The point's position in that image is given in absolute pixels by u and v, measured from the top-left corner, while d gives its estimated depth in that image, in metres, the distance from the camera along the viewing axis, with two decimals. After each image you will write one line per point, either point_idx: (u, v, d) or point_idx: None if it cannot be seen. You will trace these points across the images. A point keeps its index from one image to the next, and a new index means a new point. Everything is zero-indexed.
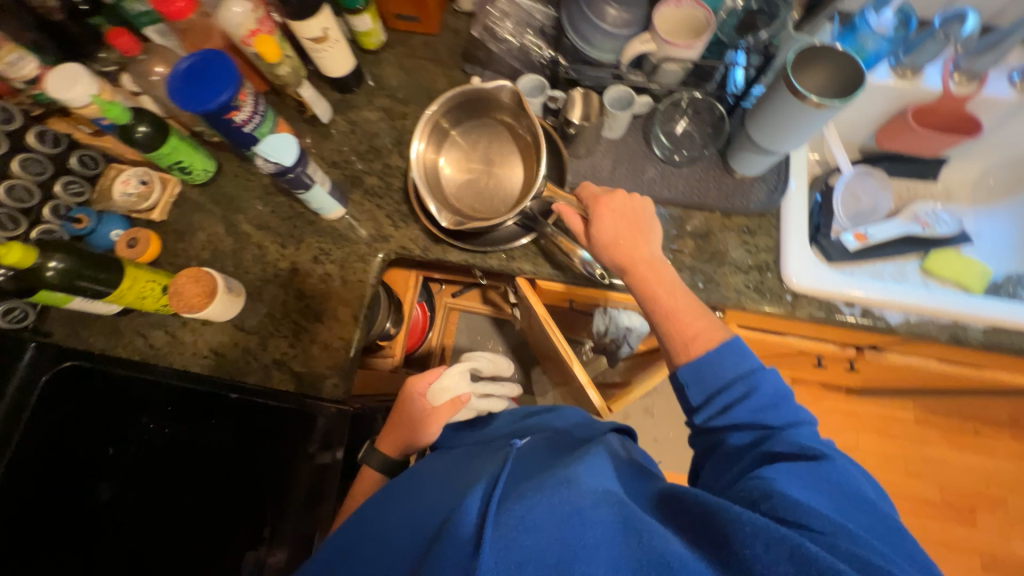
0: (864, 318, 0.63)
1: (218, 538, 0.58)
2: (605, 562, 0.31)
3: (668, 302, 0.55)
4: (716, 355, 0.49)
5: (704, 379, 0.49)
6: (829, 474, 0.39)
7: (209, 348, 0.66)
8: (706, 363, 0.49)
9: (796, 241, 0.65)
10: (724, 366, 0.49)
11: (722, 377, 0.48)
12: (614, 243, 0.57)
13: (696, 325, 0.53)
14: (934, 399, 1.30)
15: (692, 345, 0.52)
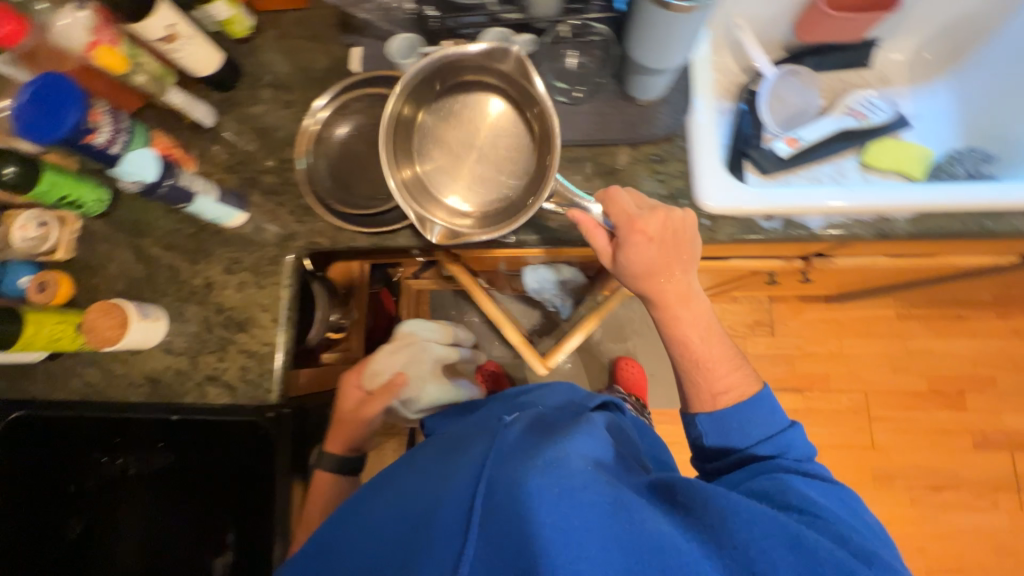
0: (786, 230, 0.60)
1: (191, 546, 0.65)
2: (598, 537, 0.37)
3: (704, 350, 0.60)
4: (746, 413, 0.57)
5: (728, 424, 0.57)
6: (837, 495, 0.51)
7: (144, 375, 0.66)
8: (741, 416, 0.57)
9: (708, 161, 0.61)
10: (759, 418, 0.57)
11: (757, 431, 0.57)
12: (648, 273, 0.56)
13: (728, 378, 0.59)
14: (912, 292, 1.28)
15: (720, 396, 0.59)
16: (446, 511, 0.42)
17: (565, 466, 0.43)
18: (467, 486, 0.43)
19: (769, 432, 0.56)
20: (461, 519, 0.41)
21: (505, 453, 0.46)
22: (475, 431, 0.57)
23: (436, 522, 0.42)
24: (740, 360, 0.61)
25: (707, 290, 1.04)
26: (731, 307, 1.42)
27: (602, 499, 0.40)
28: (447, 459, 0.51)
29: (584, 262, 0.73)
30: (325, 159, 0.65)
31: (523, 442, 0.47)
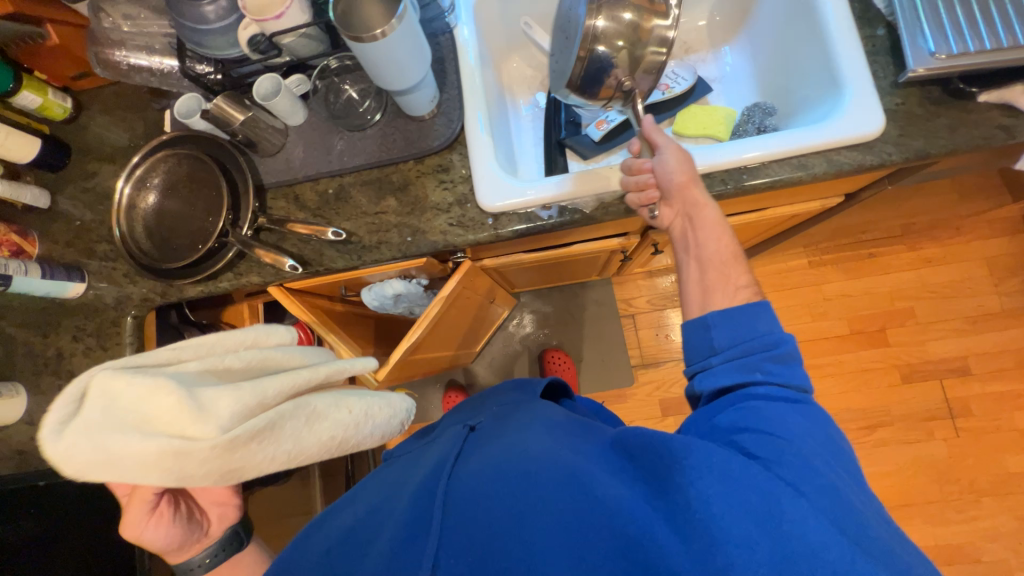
0: (564, 218, 0.64)
1: None
2: (548, 516, 0.40)
3: (717, 250, 0.54)
4: (746, 315, 0.49)
5: (732, 334, 0.48)
6: (811, 418, 0.43)
7: (12, 449, 0.70)
8: (751, 310, 0.49)
9: (483, 164, 0.64)
10: (756, 320, 0.49)
11: (748, 335, 0.48)
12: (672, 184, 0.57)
13: (741, 279, 0.53)
14: (814, 239, 1.29)
15: (738, 293, 0.51)
16: (406, 508, 0.46)
17: (517, 455, 0.47)
18: (431, 489, 0.47)
19: (770, 327, 0.48)
20: (421, 517, 0.45)
21: (470, 454, 0.50)
22: (446, 434, 0.62)
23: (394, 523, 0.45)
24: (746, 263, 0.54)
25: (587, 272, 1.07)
26: (647, 282, 1.44)
27: (550, 480, 0.42)
28: (418, 463, 0.55)
29: (415, 273, 0.76)
30: (142, 222, 0.69)
31: (485, 441, 0.52)
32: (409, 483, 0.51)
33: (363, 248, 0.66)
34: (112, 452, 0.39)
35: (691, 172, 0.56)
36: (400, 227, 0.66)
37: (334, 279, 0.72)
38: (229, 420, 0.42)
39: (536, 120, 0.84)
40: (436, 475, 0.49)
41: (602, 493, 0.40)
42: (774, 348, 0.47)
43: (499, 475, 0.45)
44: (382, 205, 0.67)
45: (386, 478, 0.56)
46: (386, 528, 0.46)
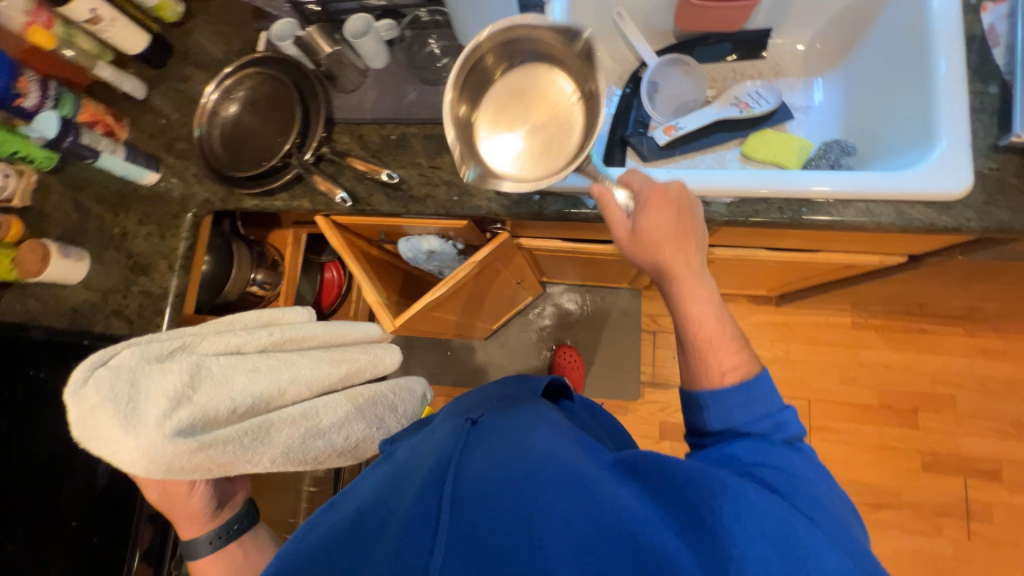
0: (605, 211, 0.63)
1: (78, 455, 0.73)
2: (562, 519, 0.38)
3: (707, 330, 0.53)
4: (755, 387, 0.50)
5: (730, 410, 0.49)
6: (806, 464, 0.45)
7: (68, 305, 0.79)
8: (743, 396, 0.49)
9: None
10: (756, 400, 0.49)
11: (748, 414, 0.49)
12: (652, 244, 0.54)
13: (731, 360, 0.52)
14: (865, 300, 1.23)
15: (726, 377, 0.51)
16: (409, 504, 0.42)
17: (529, 455, 0.44)
18: (436, 484, 0.42)
19: (767, 411, 0.49)
20: (426, 516, 0.40)
21: (476, 448, 0.46)
22: (443, 421, 0.58)
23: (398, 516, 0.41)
24: (741, 341, 0.53)
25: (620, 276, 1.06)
26: None
27: (570, 486, 0.40)
28: (418, 450, 0.52)
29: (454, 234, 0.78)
30: (219, 129, 0.73)
31: (491, 434, 0.48)
32: (412, 469, 0.47)
33: (411, 198, 0.68)
34: (141, 410, 0.47)
35: (675, 236, 0.54)
36: (450, 186, 0.67)
37: (377, 222, 0.75)
38: (239, 395, 0.53)
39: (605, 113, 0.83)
40: (438, 469, 0.44)
41: (615, 500, 0.39)
42: (780, 429, 0.48)
43: (513, 479, 0.41)
44: (437, 161, 0.68)
45: (385, 467, 0.52)
46: (392, 521, 0.41)
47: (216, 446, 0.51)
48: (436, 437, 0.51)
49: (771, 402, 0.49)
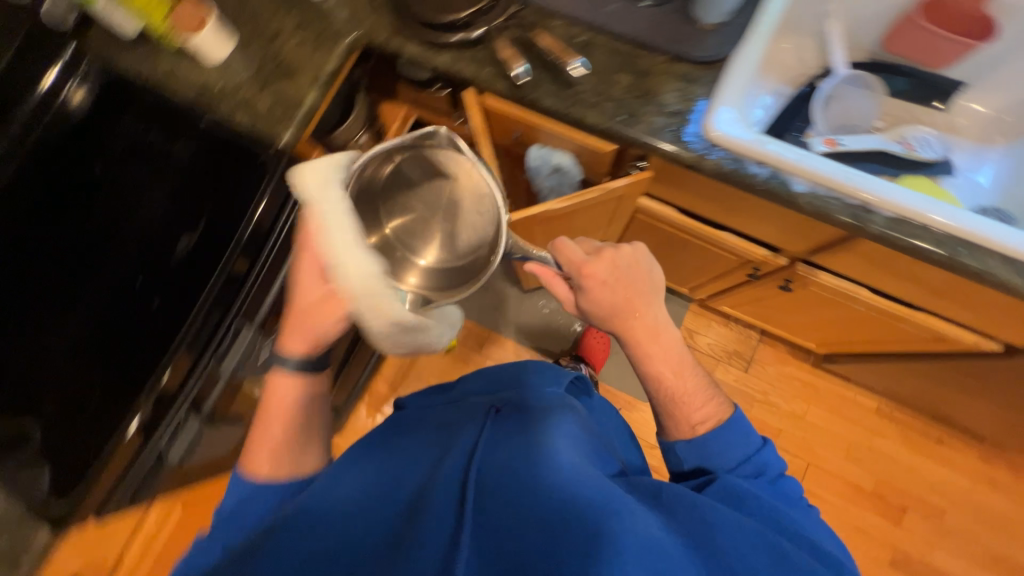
0: (768, 181, 0.62)
1: (161, 221, 0.73)
2: (581, 532, 0.44)
3: (675, 386, 0.68)
4: (722, 437, 0.64)
5: (706, 452, 0.63)
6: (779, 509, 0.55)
7: (200, 84, 0.79)
8: (718, 441, 0.64)
9: (728, 94, 0.64)
10: (733, 443, 0.63)
11: (730, 455, 0.63)
12: (614, 313, 0.69)
13: (704, 411, 0.67)
14: (901, 390, 1.24)
15: (697, 426, 0.66)
16: (437, 490, 0.51)
17: (541, 456, 0.54)
18: (460, 474, 0.53)
19: (743, 454, 0.63)
20: (451, 505, 0.49)
21: (495, 444, 0.57)
22: (463, 414, 0.70)
23: (432, 501, 0.50)
24: (705, 396, 0.68)
25: (697, 271, 1.06)
26: (719, 327, 1.42)
27: (587, 485, 0.50)
28: (443, 441, 0.63)
29: (588, 160, 0.78)
30: None
31: (508, 433, 0.59)
32: (440, 459, 0.58)
33: (578, 101, 0.68)
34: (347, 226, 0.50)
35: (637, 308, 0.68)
36: (619, 105, 0.67)
37: (523, 120, 0.75)
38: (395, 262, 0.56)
39: (770, 109, 0.79)
40: (460, 474, 0.53)
41: (628, 520, 0.46)
42: (762, 470, 0.62)
43: (531, 482, 0.51)
44: (615, 77, 0.68)
45: (411, 452, 0.63)
46: (423, 505, 0.50)
47: (366, 288, 0.51)
48: (457, 443, 0.60)
49: (752, 444, 0.64)
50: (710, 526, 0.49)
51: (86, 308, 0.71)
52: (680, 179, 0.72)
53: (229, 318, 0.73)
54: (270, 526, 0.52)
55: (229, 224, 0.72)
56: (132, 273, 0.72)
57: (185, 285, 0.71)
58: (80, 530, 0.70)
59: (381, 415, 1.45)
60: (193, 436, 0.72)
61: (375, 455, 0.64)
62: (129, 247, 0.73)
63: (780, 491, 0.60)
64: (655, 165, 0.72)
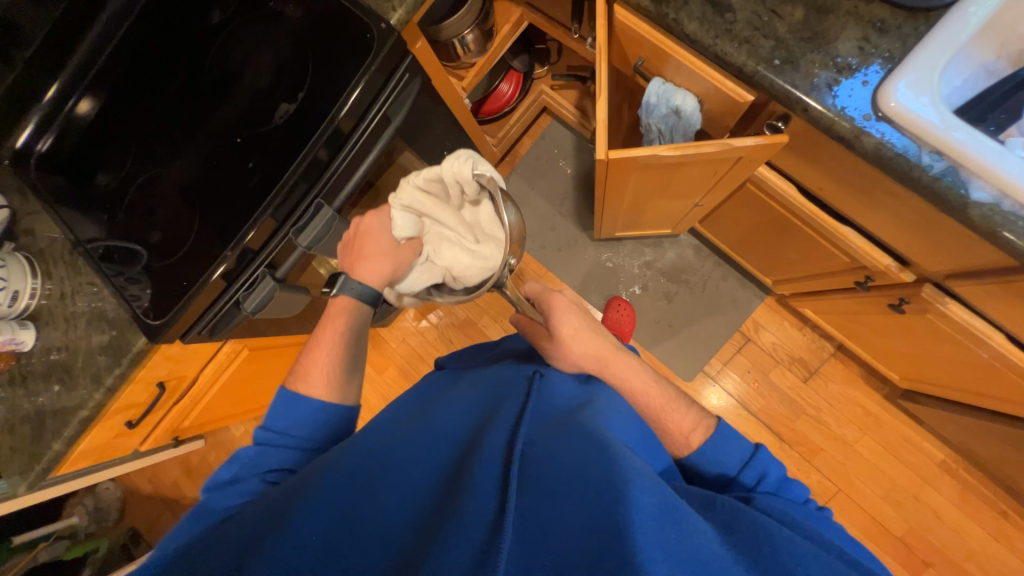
0: (939, 177, 0.50)
1: (265, 85, 0.74)
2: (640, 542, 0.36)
3: (652, 398, 0.61)
4: (727, 440, 0.56)
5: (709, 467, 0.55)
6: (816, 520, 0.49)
7: None
8: (715, 451, 0.55)
9: (926, 59, 0.51)
10: (730, 450, 0.55)
11: (727, 464, 0.55)
12: (574, 337, 0.64)
13: (687, 420, 0.59)
14: (976, 450, 1.11)
15: (691, 437, 0.57)
16: (476, 463, 0.44)
17: (583, 443, 0.45)
18: (502, 445, 0.45)
19: (743, 459, 0.55)
20: (493, 479, 0.42)
21: (532, 420, 0.49)
22: (507, 371, 0.62)
23: (466, 480, 0.42)
24: (684, 401, 0.61)
25: (794, 261, 0.95)
26: (790, 329, 1.30)
27: (641, 483, 0.40)
28: (481, 399, 0.55)
29: (713, 109, 0.67)
30: None
31: (541, 409, 0.51)
32: (477, 427, 0.50)
33: (729, 32, 0.56)
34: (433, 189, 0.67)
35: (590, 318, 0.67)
36: (777, 44, 0.55)
37: (654, 45, 0.64)
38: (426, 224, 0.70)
39: (965, 90, 0.61)
40: (506, 440, 0.45)
41: (702, 539, 0.37)
42: (765, 474, 0.54)
43: (580, 475, 0.42)
44: (784, 9, 0.55)
45: (447, 409, 0.56)
46: (464, 473, 0.43)
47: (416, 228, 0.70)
48: (504, 403, 0.52)
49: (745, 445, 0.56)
50: (766, 534, 0.40)
51: (193, 155, 0.76)
52: (821, 153, 0.61)
53: (311, 194, 0.76)
54: (296, 481, 0.46)
55: (328, 99, 0.71)
56: (233, 130, 0.75)
57: (278, 154, 0.72)
58: (165, 348, 0.81)
59: (427, 321, 1.53)
60: (264, 295, 0.79)
61: (406, 412, 0.58)
62: (233, 106, 0.76)
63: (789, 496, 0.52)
64: (795, 131, 0.60)
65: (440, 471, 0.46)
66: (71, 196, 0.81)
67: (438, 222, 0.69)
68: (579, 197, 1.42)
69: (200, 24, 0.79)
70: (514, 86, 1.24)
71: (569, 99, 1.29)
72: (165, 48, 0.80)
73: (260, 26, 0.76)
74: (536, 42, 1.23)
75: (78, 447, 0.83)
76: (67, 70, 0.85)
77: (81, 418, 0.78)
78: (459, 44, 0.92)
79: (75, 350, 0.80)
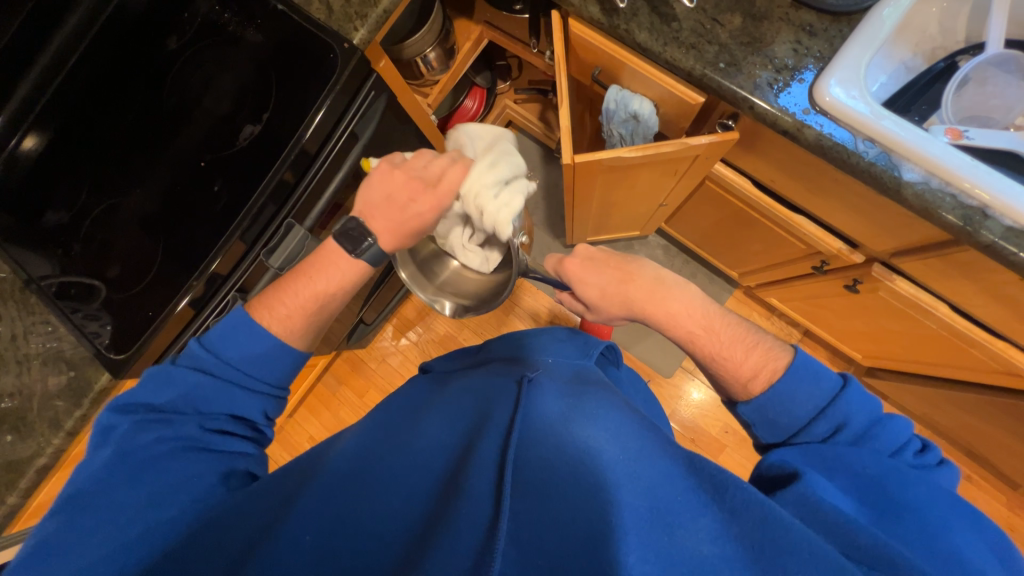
0: (874, 162, 0.55)
1: (229, 110, 0.74)
2: (635, 548, 0.36)
3: (707, 343, 0.62)
4: (796, 390, 0.54)
5: (769, 414, 0.55)
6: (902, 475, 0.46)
7: None
8: (777, 399, 0.55)
9: (853, 57, 0.56)
10: (800, 395, 0.54)
11: (797, 411, 0.54)
12: (602, 297, 0.67)
13: (748, 363, 0.59)
14: (939, 420, 1.18)
15: (750, 385, 0.58)
16: (470, 470, 0.43)
17: (577, 449, 0.45)
18: (497, 450, 0.44)
19: (817, 407, 0.53)
20: (488, 486, 0.41)
21: (526, 420, 0.48)
22: (495, 373, 0.60)
23: (461, 487, 0.41)
24: (748, 343, 0.60)
25: (756, 253, 1.00)
26: (759, 319, 1.36)
27: (633, 490, 0.41)
28: (472, 404, 0.54)
29: (669, 112, 0.71)
30: None
31: (538, 407, 0.50)
32: (469, 431, 0.49)
33: (677, 40, 0.60)
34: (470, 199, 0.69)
35: (612, 273, 0.67)
36: (721, 49, 0.59)
37: (609, 55, 0.68)
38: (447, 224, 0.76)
39: (890, 85, 0.67)
40: (500, 444, 0.44)
41: (690, 544, 0.38)
42: (843, 425, 0.51)
43: (575, 482, 0.42)
44: (725, 17, 0.60)
45: (438, 416, 0.54)
46: (458, 480, 0.43)
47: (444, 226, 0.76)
48: (496, 405, 0.51)
49: (827, 390, 0.53)
50: (776, 530, 0.38)
51: (154, 182, 0.74)
52: (770, 147, 0.65)
53: (281, 215, 0.75)
54: (286, 496, 0.46)
55: (294, 119, 0.72)
56: (195, 155, 0.74)
57: (244, 176, 0.72)
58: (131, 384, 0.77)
59: (405, 339, 1.51)
60: None
61: (397, 421, 0.56)
62: (195, 130, 0.74)
63: (869, 449, 0.49)
64: (745, 128, 0.65)
65: (433, 477, 0.45)
66: (19, 233, 0.77)
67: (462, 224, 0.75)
68: (550, 205, 1.46)
69: (157, 51, 0.77)
70: (479, 102, 1.26)
71: (532, 112, 1.33)
72: (120, 76, 0.78)
73: (221, 51, 0.75)
74: (496, 59, 1.27)
75: (36, 499, 0.78)
76: (11, 101, 0.81)
77: (38, 467, 0.73)
78: (422, 63, 0.94)
79: (30, 394, 0.74)
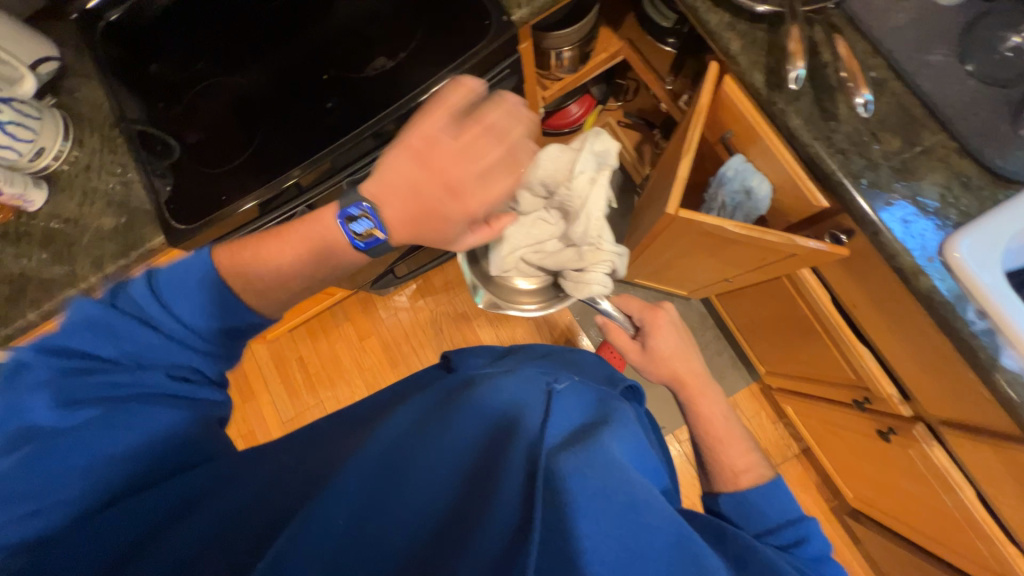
0: (976, 335, 0.53)
1: (368, 37, 0.73)
2: None
3: (719, 429, 0.62)
4: (767, 495, 0.53)
5: (742, 503, 0.53)
6: None
7: None
8: (754, 497, 0.53)
9: (1005, 223, 0.53)
10: (773, 503, 0.52)
11: (767, 514, 0.51)
12: (668, 354, 0.70)
13: (741, 460, 0.58)
14: None
15: (739, 476, 0.56)
16: (496, 469, 0.38)
17: (604, 457, 0.38)
18: (526, 457, 0.39)
19: (786, 517, 0.51)
20: (516, 494, 0.36)
21: (557, 427, 0.43)
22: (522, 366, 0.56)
23: (489, 488, 0.37)
24: (748, 445, 0.61)
25: (797, 361, 0.98)
26: (766, 422, 1.33)
27: (660, 512, 0.35)
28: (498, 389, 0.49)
29: (783, 201, 0.70)
30: None
31: (564, 418, 0.44)
32: (496, 421, 0.44)
33: (829, 139, 0.58)
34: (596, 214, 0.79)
35: (680, 341, 0.72)
36: (869, 166, 0.57)
37: (751, 126, 0.66)
38: (537, 219, 0.85)
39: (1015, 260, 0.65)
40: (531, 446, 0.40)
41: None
42: (806, 541, 0.49)
43: (605, 493, 0.35)
44: (884, 135, 0.58)
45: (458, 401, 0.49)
46: (486, 479, 0.38)
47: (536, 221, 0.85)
48: (524, 401, 0.46)
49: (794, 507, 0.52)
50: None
51: (272, 75, 0.75)
52: (871, 275, 0.64)
53: (377, 152, 0.75)
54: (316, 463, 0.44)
55: (427, 70, 0.72)
56: (320, 67, 0.74)
57: (360, 104, 0.72)
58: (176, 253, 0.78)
59: (423, 303, 1.51)
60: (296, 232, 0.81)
61: (419, 407, 0.51)
62: (327, 41, 0.75)
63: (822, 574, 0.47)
64: (856, 247, 0.63)
65: (454, 467, 0.40)
66: (126, 74, 0.78)
67: (554, 230, 0.85)
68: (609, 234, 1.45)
69: None
70: (583, 110, 1.26)
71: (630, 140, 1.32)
72: None
73: None
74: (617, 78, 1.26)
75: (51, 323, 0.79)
76: None
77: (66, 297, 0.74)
78: (555, 57, 0.93)
79: (82, 227, 0.75)
